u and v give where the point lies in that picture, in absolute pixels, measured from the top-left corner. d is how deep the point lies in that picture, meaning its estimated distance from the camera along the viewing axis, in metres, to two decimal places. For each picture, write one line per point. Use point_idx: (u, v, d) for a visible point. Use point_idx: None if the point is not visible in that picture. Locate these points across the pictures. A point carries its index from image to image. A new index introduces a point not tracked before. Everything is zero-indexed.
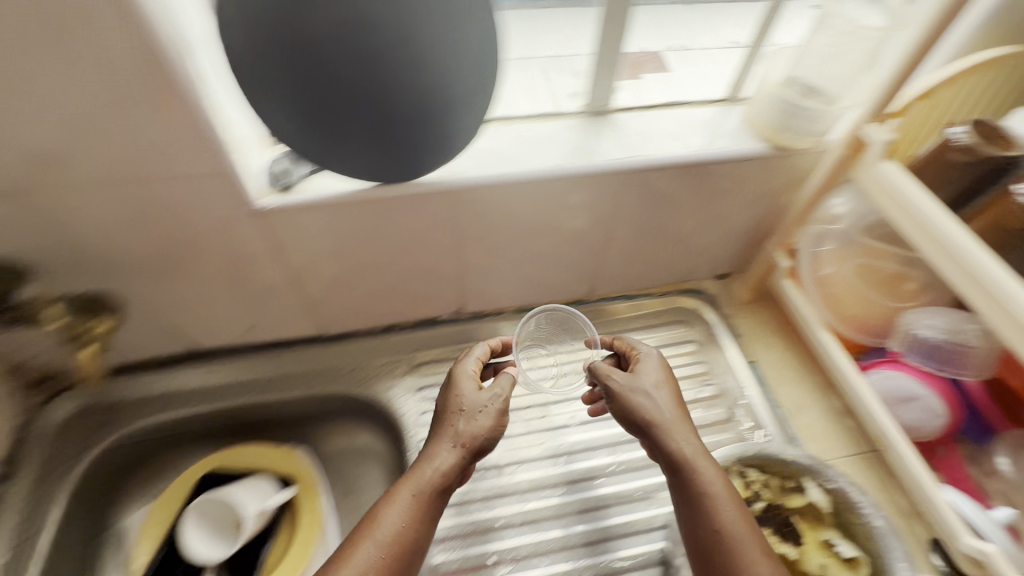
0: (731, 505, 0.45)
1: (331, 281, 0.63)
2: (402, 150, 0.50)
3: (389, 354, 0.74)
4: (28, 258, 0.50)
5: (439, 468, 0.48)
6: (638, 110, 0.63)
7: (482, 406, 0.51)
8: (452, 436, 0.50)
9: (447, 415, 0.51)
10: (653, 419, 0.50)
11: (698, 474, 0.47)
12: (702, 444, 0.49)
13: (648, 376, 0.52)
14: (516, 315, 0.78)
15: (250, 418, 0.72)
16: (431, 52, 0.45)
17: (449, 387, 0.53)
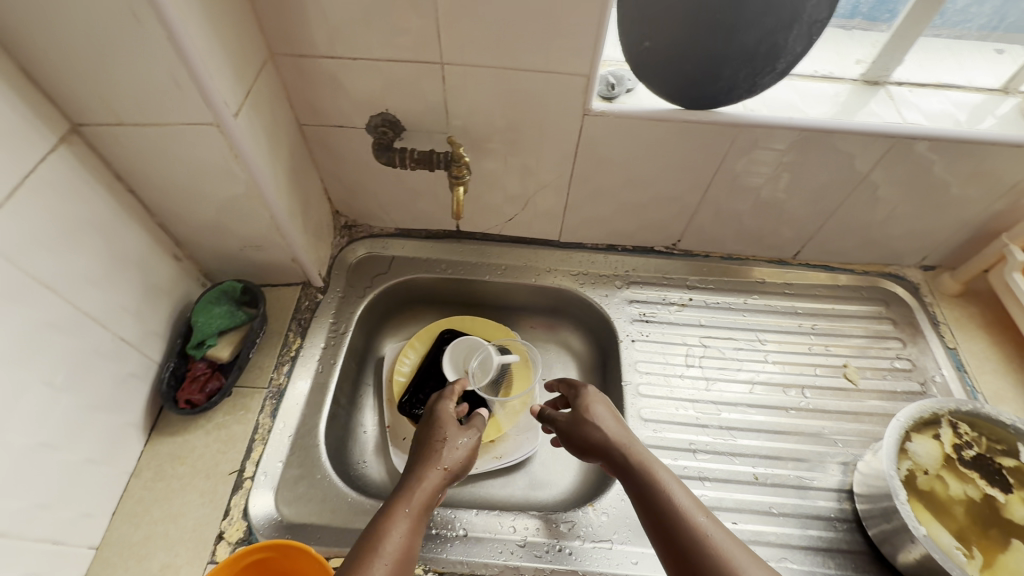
0: (688, 496, 0.52)
1: (596, 190, 0.75)
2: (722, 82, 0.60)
3: (607, 268, 0.85)
4: (414, 113, 0.65)
5: (427, 488, 0.55)
6: (911, 86, 0.69)
7: (460, 443, 0.61)
8: (436, 463, 0.57)
9: (432, 445, 0.60)
10: (605, 438, 0.59)
11: (655, 471, 0.55)
12: (642, 447, 0.58)
13: (596, 402, 0.63)
14: (722, 261, 0.86)
15: (483, 294, 0.87)
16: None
17: (436, 421, 0.63)
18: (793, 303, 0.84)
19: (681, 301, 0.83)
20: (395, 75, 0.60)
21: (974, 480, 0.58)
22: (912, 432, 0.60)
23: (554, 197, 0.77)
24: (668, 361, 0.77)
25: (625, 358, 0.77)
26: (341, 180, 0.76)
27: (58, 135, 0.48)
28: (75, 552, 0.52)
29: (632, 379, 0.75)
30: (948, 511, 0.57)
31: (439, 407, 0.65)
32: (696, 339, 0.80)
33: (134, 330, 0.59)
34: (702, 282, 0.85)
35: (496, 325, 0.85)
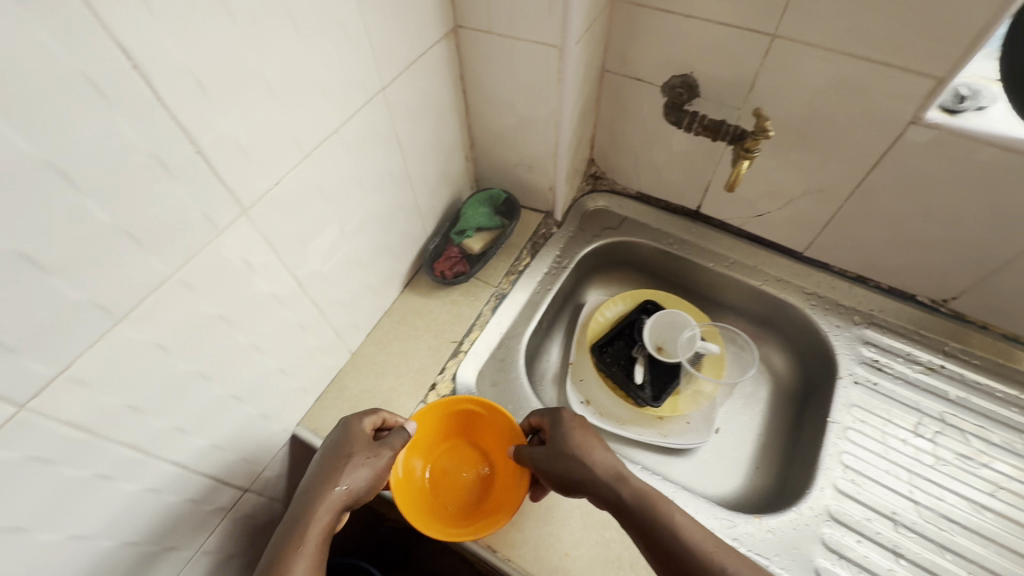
0: (690, 518, 0.50)
1: (878, 211, 0.68)
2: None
3: (847, 299, 0.77)
4: (717, 81, 0.65)
5: (323, 518, 0.50)
6: None
7: (370, 460, 0.54)
8: (333, 482, 0.52)
9: (334, 460, 0.54)
10: (589, 473, 0.54)
11: (660, 509, 0.51)
12: (630, 475, 0.54)
13: (575, 436, 0.57)
14: (1002, 339, 0.72)
15: (698, 280, 0.86)
16: None
17: (342, 436, 0.56)
18: None
19: (929, 364, 0.72)
20: (720, 39, 0.61)
21: None
22: None
23: (823, 204, 0.71)
24: (891, 420, 0.68)
25: (838, 396, 0.71)
26: (612, 131, 0.81)
27: (444, 31, 0.60)
28: (342, 351, 0.68)
29: (841, 419, 0.69)
30: None
31: (348, 425, 0.56)
32: (934, 410, 0.69)
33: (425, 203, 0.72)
34: (966, 354, 0.72)
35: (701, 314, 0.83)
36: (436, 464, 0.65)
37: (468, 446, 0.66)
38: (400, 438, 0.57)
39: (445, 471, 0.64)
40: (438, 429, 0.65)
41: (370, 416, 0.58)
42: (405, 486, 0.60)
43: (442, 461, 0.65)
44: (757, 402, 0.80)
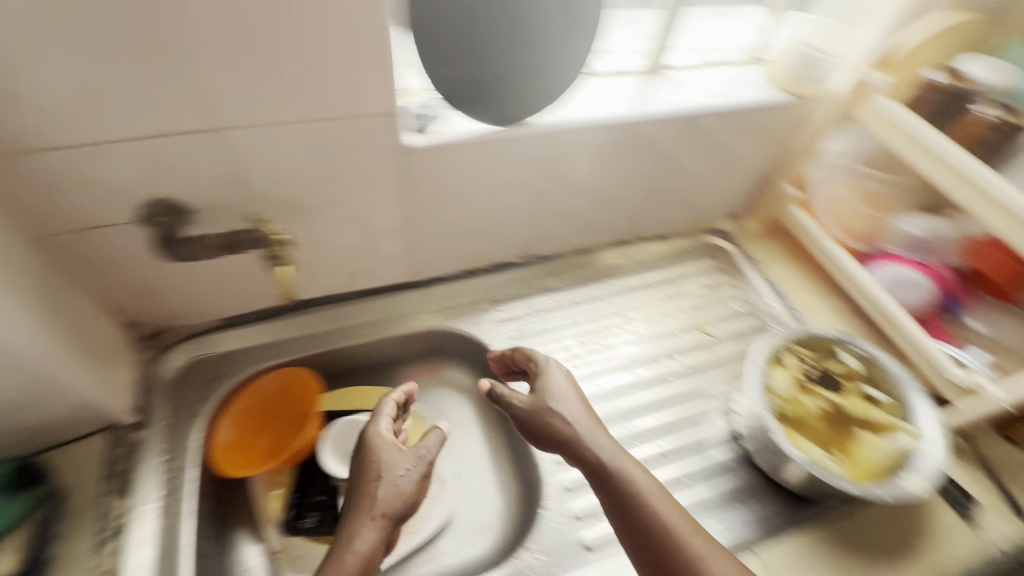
0: (653, 486, 0.53)
1: (434, 223, 0.71)
2: (527, 91, 0.60)
3: (470, 295, 0.82)
4: (196, 192, 0.54)
5: (365, 549, 0.47)
6: (682, 69, 0.76)
7: (401, 473, 0.53)
8: (371, 510, 0.50)
9: (366, 486, 0.51)
10: (534, 420, 0.58)
11: (625, 471, 0.54)
12: (582, 424, 0.57)
13: (539, 399, 0.59)
14: (573, 256, 0.89)
15: (347, 360, 0.78)
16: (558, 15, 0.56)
17: (369, 452, 0.54)
18: (644, 278, 0.90)
19: (548, 307, 0.84)
20: (152, 151, 0.49)
21: (820, 393, 0.67)
22: (768, 366, 0.68)
23: (393, 240, 0.71)
24: (556, 370, 0.77)
25: (510, 382, 0.76)
26: (125, 287, 0.61)
27: None
28: None
29: (528, 399, 0.74)
30: (803, 423, 0.66)
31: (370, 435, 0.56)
32: (571, 341, 0.81)
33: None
34: (562, 283, 0.86)
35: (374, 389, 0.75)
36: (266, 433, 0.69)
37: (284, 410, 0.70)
38: (440, 438, 0.59)
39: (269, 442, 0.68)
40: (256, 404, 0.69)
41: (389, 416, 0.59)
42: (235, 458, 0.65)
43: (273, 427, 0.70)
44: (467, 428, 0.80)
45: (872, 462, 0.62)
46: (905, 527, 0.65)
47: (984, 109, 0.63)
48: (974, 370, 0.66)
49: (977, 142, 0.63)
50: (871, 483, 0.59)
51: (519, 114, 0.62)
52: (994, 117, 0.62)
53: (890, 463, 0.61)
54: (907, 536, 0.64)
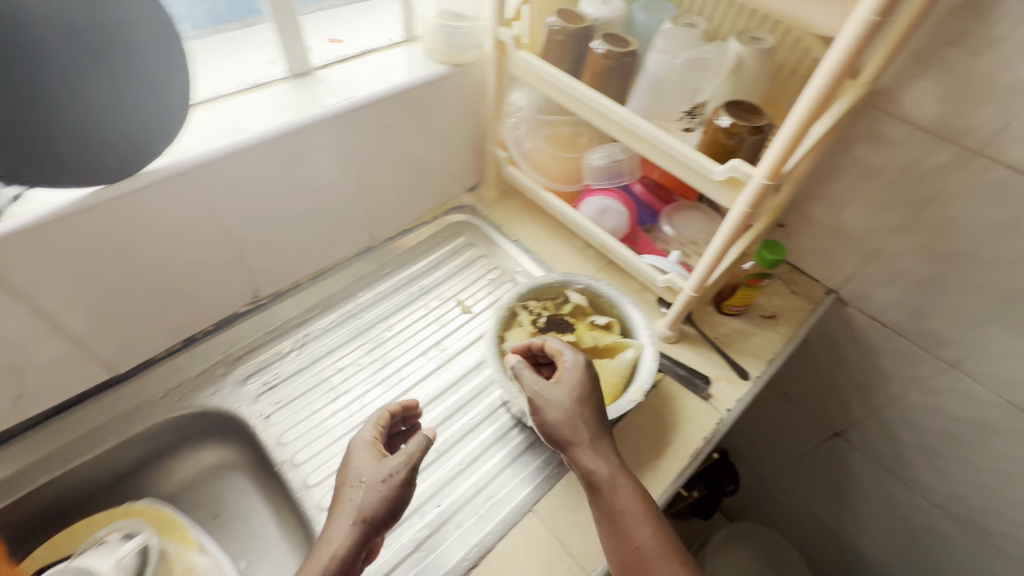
0: (635, 504, 0.54)
1: (94, 309, 0.61)
2: (110, 146, 0.53)
3: (201, 364, 0.73)
4: None
5: (339, 548, 0.49)
6: (336, 65, 0.73)
7: (386, 476, 0.52)
8: (352, 511, 0.51)
9: (339, 492, 0.53)
10: (553, 425, 0.57)
11: (608, 491, 0.54)
12: (580, 430, 0.56)
13: (563, 395, 0.58)
14: (314, 281, 0.83)
15: (64, 493, 0.65)
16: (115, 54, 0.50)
17: (347, 459, 0.55)
18: (395, 278, 0.87)
19: (298, 344, 0.78)
20: None
21: (555, 338, 0.71)
22: (505, 332, 0.70)
23: (49, 344, 0.59)
24: (313, 411, 0.71)
25: (267, 441, 0.69)
26: None
27: None
28: None
29: (284, 456, 0.67)
30: (552, 373, 0.69)
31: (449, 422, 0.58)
32: (330, 370, 0.76)
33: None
34: (308, 314, 0.80)
35: (108, 511, 0.65)
36: None
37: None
38: (422, 448, 0.53)
39: None
40: None
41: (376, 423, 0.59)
42: None
43: None
44: (248, 504, 0.72)
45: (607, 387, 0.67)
46: (657, 424, 0.72)
47: (597, 44, 0.68)
48: (672, 273, 0.74)
49: (600, 73, 0.69)
50: (607, 405, 0.64)
51: (117, 173, 0.55)
52: (605, 49, 0.68)
53: (620, 382, 0.67)
54: (659, 433, 0.71)
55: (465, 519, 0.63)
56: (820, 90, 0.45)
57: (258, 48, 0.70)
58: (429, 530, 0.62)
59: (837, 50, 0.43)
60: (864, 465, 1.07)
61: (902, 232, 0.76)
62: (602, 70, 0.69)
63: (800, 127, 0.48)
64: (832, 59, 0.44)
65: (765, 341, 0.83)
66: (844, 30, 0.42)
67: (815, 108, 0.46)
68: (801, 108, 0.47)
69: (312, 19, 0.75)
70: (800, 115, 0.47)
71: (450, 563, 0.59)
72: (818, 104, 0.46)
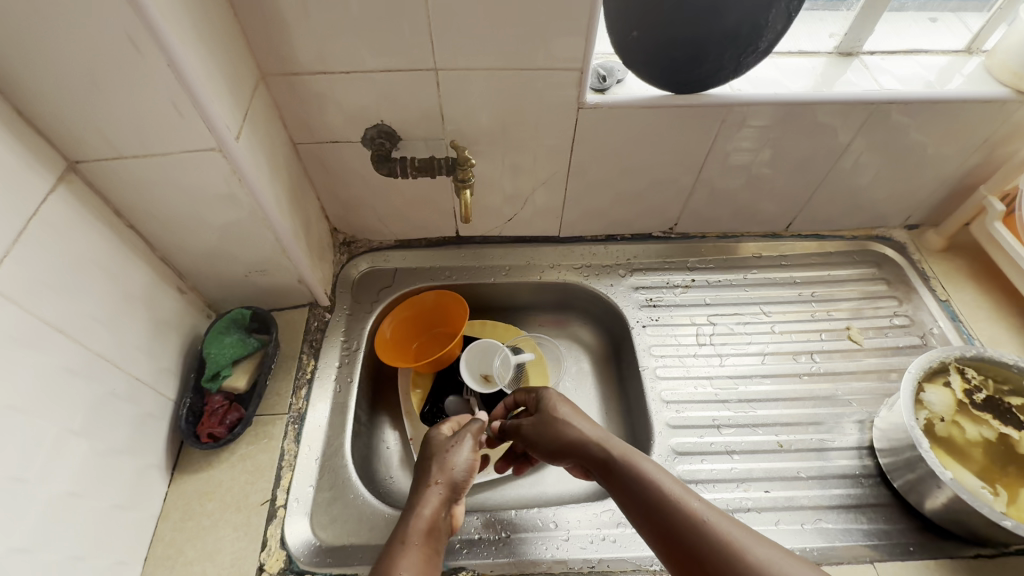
0: (739, 526, 0.47)
1: (591, 184, 0.77)
2: (697, 69, 0.61)
3: (609, 260, 0.86)
4: (410, 121, 0.65)
5: (427, 509, 0.54)
6: (882, 55, 0.71)
7: (556, 414, 0.60)
8: (432, 475, 0.57)
9: (428, 458, 0.59)
10: (580, 438, 0.58)
11: (636, 467, 0.53)
12: (617, 439, 0.57)
13: (545, 403, 0.62)
14: (719, 240, 0.88)
15: (490, 296, 0.87)
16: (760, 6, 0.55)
17: (426, 443, 0.61)
18: (792, 274, 0.86)
19: (684, 283, 0.84)
20: (387, 84, 0.61)
21: (988, 422, 0.60)
22: (926, 382, 0.62)
23: (554, 193, 0.78)
24: (679, 343, 0.78)
25: (637, 343, 0.78)
26: (340, 198, 0.75)
27: (57, 175, 0.48)
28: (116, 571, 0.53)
29: (648, 365, 0.76)
30: (968, 454, 0.59)
31: (547, 397, 0.63)
32: (705, 319, 0.80)
33: (137, 398, 0.56)
34: (701, 263, 0.86)
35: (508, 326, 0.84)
36: (413, 331, 0.81)
37: (430, 321, 0.81)
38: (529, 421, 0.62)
39: (411, 336, 0.81)
40: (405, 314, 0.79)
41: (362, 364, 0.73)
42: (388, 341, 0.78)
43: (415, 326, 0.81)
44: None
45: None
46: None
47: None
48: None
49: None
50: None
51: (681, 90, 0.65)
52: None
53: None
54: None
55: (790, 521, 0.63)
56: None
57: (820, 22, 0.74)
58: (752, 504, 0.64)
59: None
60: None
61: None
62: None
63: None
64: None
65: None
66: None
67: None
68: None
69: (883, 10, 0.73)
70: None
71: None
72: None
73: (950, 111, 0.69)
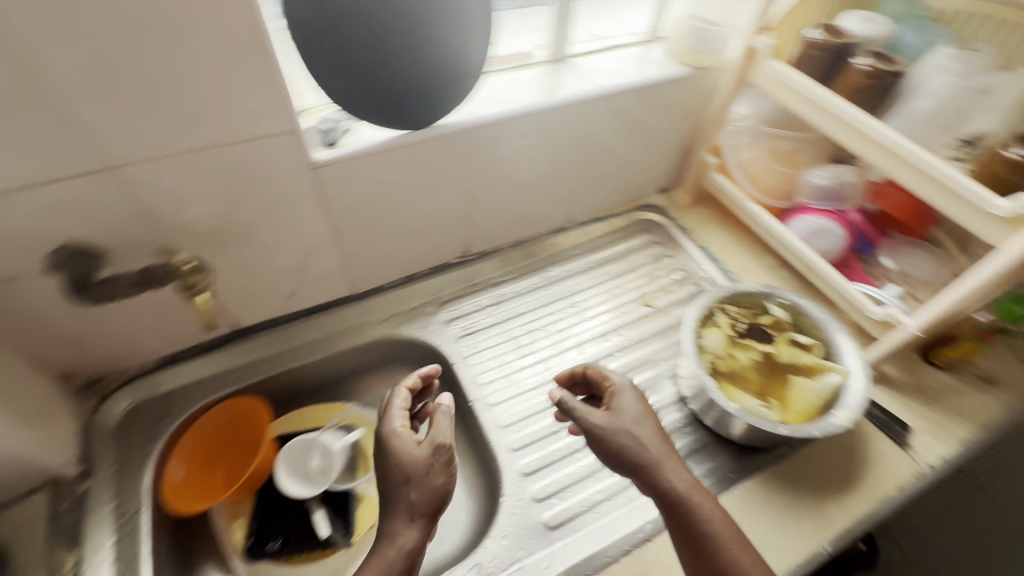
0: (743, 558, 0.48)
1: (364, 236, 0.72)
2: (418, 103, 0.62)
3: (414, 301, 0.83)
4: (106, 232, 0.53)
5: (409, 544, 0.48)
6: (588, 55, 0.78)
7: (578, 428, 0.56)
8: (407, 510, 0.49)
9: (386, 474, 0.51)
10: (643, 458, 0.53)
11: (689, 507, 0.51)
12: (674, 453, 0.54)
13: (622, 416, 0.55)
14: (513, 249, 0.90)
15: (299, 381, 0.78)
16: (450, 37, 0.59)
17: (386, 454, 0.53)
18: (585, 260, 0.92)
19: (493, 302, 0.85)
20: (51, 198, 0.49)
21: (752, 346, 0.70)
22: (702, 329, 0.71)
23: (328, 255, 0.72)
24: (502, 362, 0.78)
25: (462, 378, 0.76)
26: (50, 340, 0.59)
27: None
28: None
29: (479, 395, 0.74)
30: (745, 379, 0.69)
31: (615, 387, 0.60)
32: (520, 330, 0.82)
33: None
34: (503, 277, 0.87)
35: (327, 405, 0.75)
36: (214, 456, 0.69)
37: (230, 437, 0.70)
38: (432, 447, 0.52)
39: (212, 463, 0.69)
40: (195, 441, 0.68)
41: (399, 396, 0.59)
42: (179, 483, 0.65)
43: (214, 450, 0.69)
44: None
45: (805, 405, 0.65)
46: (845, 458, 0.68)
47: (863, 61, 0.67)
48: (890, 305, 0.70)
49: (855, 93, 0.68)
50: (808, 424, 0.62)
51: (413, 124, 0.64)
52: (869, 66, 0.66)
53: (821, 402, 0.65)
54: (847, 465, 0.68)
55: (637, 495, 0.65)
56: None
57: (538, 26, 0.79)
58: (603, 495, 0.65)
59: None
60: None
61: None
62: (861, 86, 0.67)
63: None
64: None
65: (976, 406, 0.74)
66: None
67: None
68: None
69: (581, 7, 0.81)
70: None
71: (578, 559, 0.59)
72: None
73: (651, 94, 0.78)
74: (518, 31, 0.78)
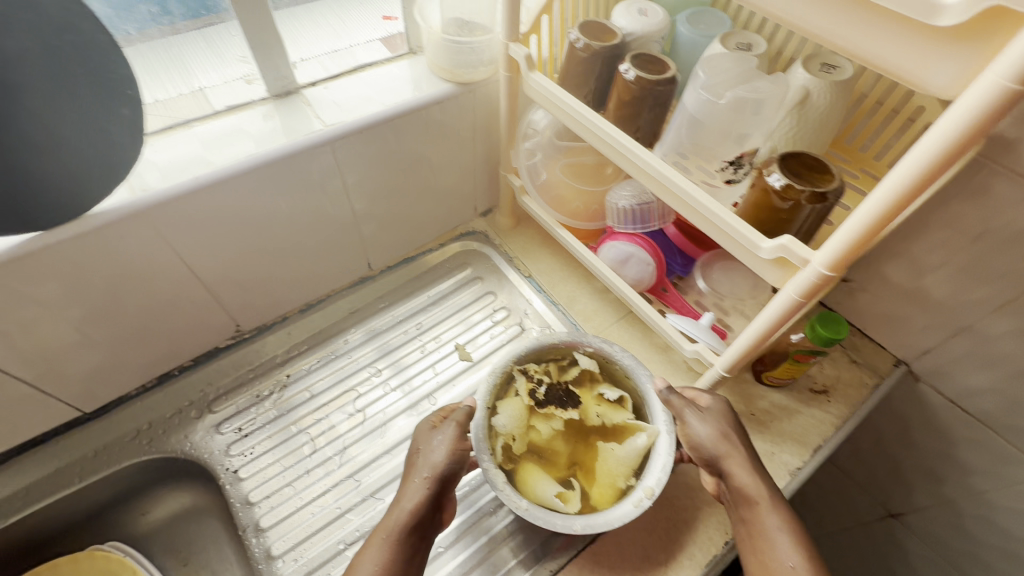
0: (790, 546, 0.50)
1: (55, 354, 0.57)
2: (46, 193, 0.46)
3: (176, 404, 0.69)
4: None
5: (411, 503, 0.51)
6: (325, 82, 0.65)
7: (438, 443, 0.55)
8: (418, 474, 0.53)
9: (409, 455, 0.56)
10: (725, 456, 0.54)
11: (759, 506, 0.52)
12: (743, 443, 0.55)
13: (716, 421, 0.56)
14: (302, 314, 0.77)
15: (30, 532, 0.63)
16: (62, 107, 0.44)
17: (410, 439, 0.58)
18: (392, 313, 0.79)
19: (279, 386, 0.72)
20: None
21: (556, 414, 0.62)
22: (497, 402, 0.60)
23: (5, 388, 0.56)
24: (285, 466, 0.66)
25: (233, 499, 0.63)
26: None
27: None
28: None
29: (250, 519, 0.62)
30: (548, 456, 0.60)
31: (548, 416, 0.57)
32: (309, 421, 0.69)
33: None
34: (293, 351, 0.74)
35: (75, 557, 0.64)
36: None
37: None
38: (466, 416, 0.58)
39: None
40: None
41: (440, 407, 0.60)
42: None
43: None
44: (217, 556, 0.69)
45: (610, 478, 0.57)
46: (668, 521, 0.61)
47: (625, 66, 0.56)
48: (702, 344, 0.62)
49: (627, 102, 0.57)
50: (607, 511, 0.54)
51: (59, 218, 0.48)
52: (633, 74, 0.55)
53: (626, 472, 0.57)
54: (670, 529, 0.60)
55: None
56: (925, 165, 0.32)
57: (217, 53, 0.63)
58: None
59: (952, 117, 0.30)
60: (924, 559, 0.89)
61: (1003, 311, 0.59)
62: (629, 98, 0.56)
63: (886, 210, 0.35)
64: (946, 124, 0.30)
65: (810, 425, 0.69)
66: (969, 88, 0.29)
67: (918, 181, 0.33)
68: (885, 191, 0.34)
69: (282, 18, 0.64)
70: (886, 195, 0.34)
71: None
72: (921, 182, 0.32)
73: (413, 120, 0.65)
74: (222, 51, 0.63)
